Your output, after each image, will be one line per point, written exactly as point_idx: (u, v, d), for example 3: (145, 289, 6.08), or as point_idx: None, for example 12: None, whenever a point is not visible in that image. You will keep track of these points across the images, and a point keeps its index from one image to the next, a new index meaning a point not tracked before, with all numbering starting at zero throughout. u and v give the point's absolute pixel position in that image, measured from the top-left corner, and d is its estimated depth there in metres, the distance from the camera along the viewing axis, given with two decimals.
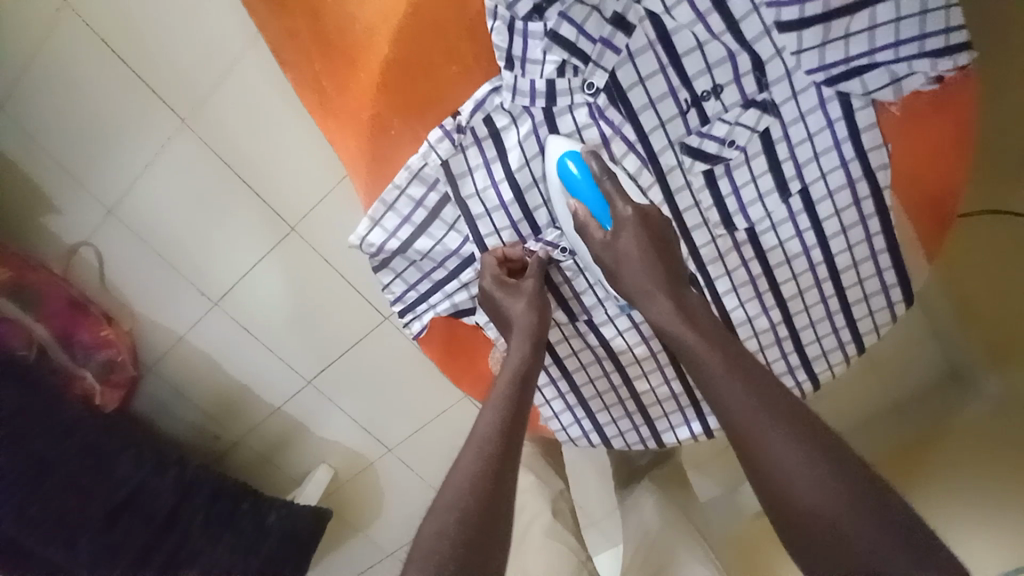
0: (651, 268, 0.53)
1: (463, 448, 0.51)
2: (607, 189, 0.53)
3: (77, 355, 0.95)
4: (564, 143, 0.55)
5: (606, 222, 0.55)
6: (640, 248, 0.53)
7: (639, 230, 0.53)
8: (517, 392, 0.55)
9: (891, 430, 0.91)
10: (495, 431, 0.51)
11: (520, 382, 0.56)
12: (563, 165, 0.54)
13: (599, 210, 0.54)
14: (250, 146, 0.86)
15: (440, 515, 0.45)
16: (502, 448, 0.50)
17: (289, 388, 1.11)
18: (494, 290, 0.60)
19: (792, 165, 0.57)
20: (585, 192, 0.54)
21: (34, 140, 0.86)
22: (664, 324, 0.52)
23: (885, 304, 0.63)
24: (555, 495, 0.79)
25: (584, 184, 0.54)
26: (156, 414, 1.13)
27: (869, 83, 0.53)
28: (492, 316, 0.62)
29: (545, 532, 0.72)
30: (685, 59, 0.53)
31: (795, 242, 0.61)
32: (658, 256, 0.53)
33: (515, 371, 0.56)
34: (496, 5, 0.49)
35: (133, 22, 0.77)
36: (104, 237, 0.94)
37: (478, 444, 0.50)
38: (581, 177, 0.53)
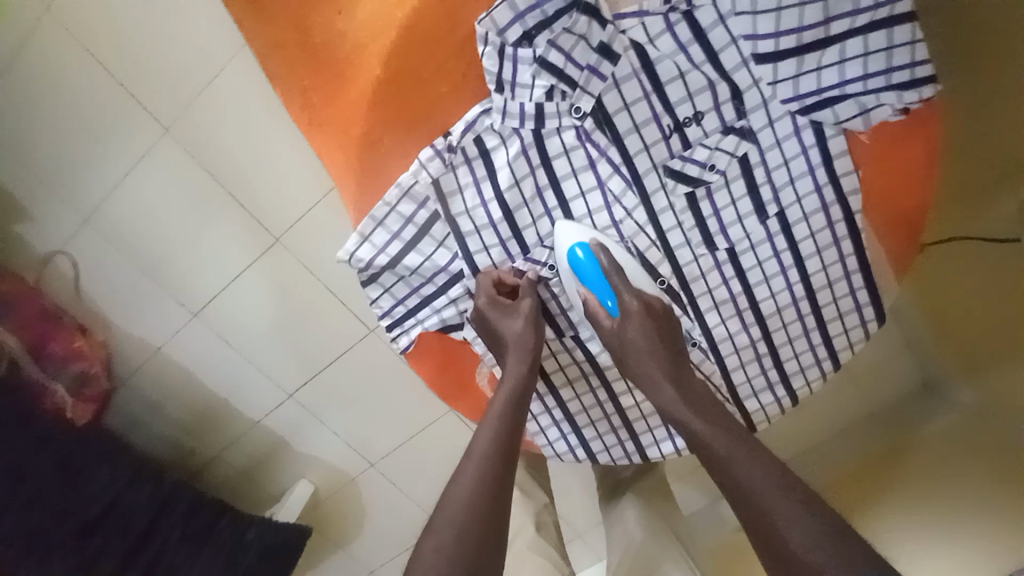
0: (654, 353, 0.56)
1: (459, 466, 0.52)
2: (614, 283, 0.57)
3: (48, 367, 0.92)
4: (574, 231, 0.59)
5: (612, 310, 0.59)
6: (647, 341, 0.56)
7: (644, 321, 0.57)
8: (514, 412, 0.56)
9: (862, 439, 0.94)
10: (493, 450, 0.53)
11: (515, 401, 0.57)
12: (571, 253, 0.59)
13: (605, 295, 0.58)
14: (237, 158, 0.85)
15: (440, 530, 0.47)
16: (501, 468, 0.52)
17: (271, 401, 1.09)
18: (488, 309, 0.60)
19: (769, 188, 0.60)
20: (593, 280, 0.58)
21: (16, 147, 0.85)
22: (666, 408, 0.55)
23: (859, 322, 0.66)
24: (539, 509, 0.79)
25: (591, 271, 0.58)
26: (131, 427, 1.10)
27: (840, 113, 0.56)
28: (485, 336, 0.63)
29: (528, 546, 0.73)
30: (668, 87, 0.55)
31: (773, 262, 0.63)
32: (660, 341, 0.57)
33: (511, 392, 0.58)
34: (487, 30, 0.51)
35: (120, 33, 0.77)
36: (79, 246, 0.92)
37: (476, 463, 0.52)
38: (587, 260, 0.58)
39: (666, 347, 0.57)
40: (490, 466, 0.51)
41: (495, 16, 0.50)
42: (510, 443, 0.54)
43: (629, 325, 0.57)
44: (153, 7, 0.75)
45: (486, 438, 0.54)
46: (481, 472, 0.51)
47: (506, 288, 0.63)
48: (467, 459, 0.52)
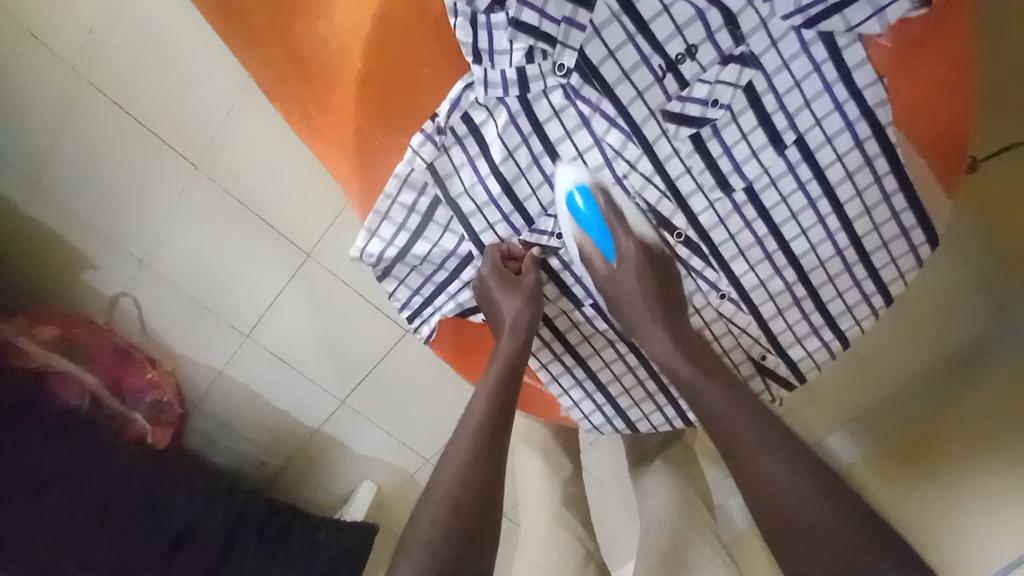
0: (650, 300, 0.59)
1: (455, 438, 0.54)
2: (613, 227, 0.59)
3: (128, 400, 1.02)
4: (573, 173, 0.57)
5: (609, 253, 0.60)
6: (639, 277, 0.59)
7: (641, 262, 0.59)
8: (507, 392, 0.56)
9: (932, 392, 0.87)
10: (485, 425, 0.54)
11: (509, 378, 0.57)
12: (570, 199, 0.58)
13: (603, 242, 0.60)
14: (258, 182, 0.89)
15: (437, 504, 0.49)
16: (493, 441, 0.53)
17: (325, 409, 1.14)
18: (491, 281, 0.60)
19: (783, 116, 0.55)
20: (591, 225, 0.59)
21: (66, 204, 0.92)
22: (660, 356, 0.57)
23: (908, 249, 0.60)
24: (565, 483, 0.82)
25: (590, 216, 0.58)
26: (207, 448, 1.21)
27: (851, 18, 0.50)
28: (483, 305, 0.63)
29: (555, 521, 0.77)
30: (653, 25, 0.52)
31: (798, 196, 0.58)
32: (656, 288, 0.59)
33: (503, 370, 0.57)
34: (457, 2, 0.51)
35: (135, 77, 0.81)
36: (139, 286, 1.00)
37: (469, 435, 0.53)
38: (587, 209, 0.58)
39: (665, 307, 0.59)
40: (484, 440, 0.52)
41: None
42: (503, 419, 0.55)
43: (624, 272, 0.59)
44: (158, 47, 0.78)
45: (479, 412, 0.55)
46: (473, 443, 0.52)
47: (511, 263, 0.63)
48: (460, 433, 0.54)
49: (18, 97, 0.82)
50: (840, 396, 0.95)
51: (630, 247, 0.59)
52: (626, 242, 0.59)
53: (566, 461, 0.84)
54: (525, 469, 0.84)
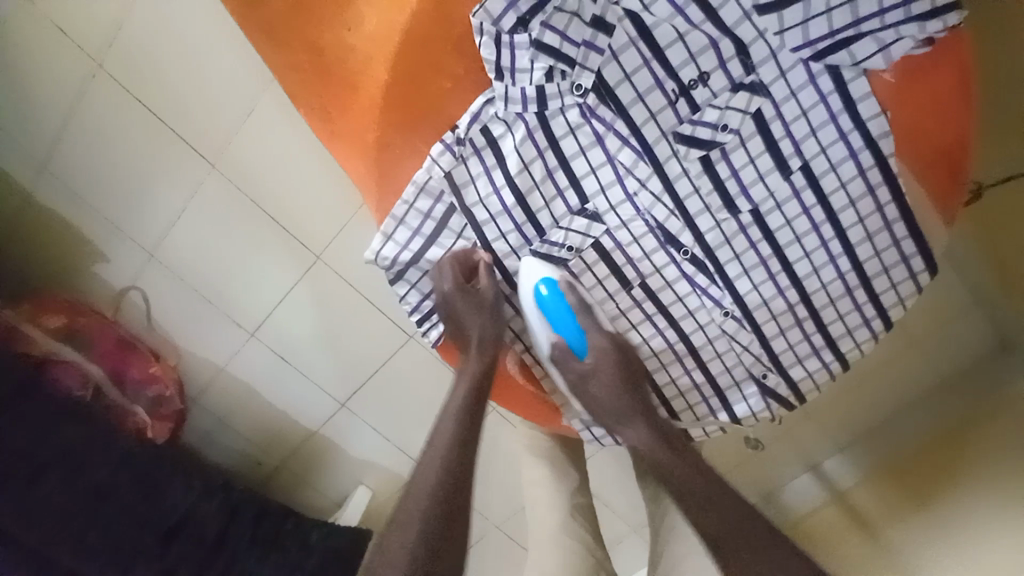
0: (620, 390, 0.64)
1: (425, 449, 0.59)
2: (580, 322, 0.63)
3: (129, 391, 1.03)
4: (540, 268, 0.62)
5: (581, 352, 0.64)
6: (611, 367, 0.64)
7: (610, 357, 0.64)
8: (474, 405, 0.61)
9: (930, 415, 0.90)
10: (451, 439, 0.58)
11: (476, 392, 0.62)
12: (536, 289, 0.62)
13: (573, 338, 0.63)
14: (273, 183, 0.92)
15: (412, 514, 0.53)
16: (458, 457, 0.57)
17: (324, 411, 1.15)
18: (453, 296, 0.63)
19: (789, 143, 0.57)
20: (559, 320, 0.62)
21: (83, 196, 0.94)
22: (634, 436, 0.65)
23: (907, 275, 0.62)
24: (573, 494, 0.84)
25: (558, 313, 0.62)
26: (203, 442, 1.20)
27: (858, 53, 0.53)
28: (443, 315, 0.66)
29: (561, 530, 0.79)
30: (668, 51, 0.54)
31: (803, 219, 0.60)
32: (622, 374, 0.64)
33: (469, 389, 0.62)
34: (482, 21, 0.52)
35: (164, 79, 0.84)
36: (148, 280, 1.01)
37: (438, 449, 0.58)
38: (553, 299, 0.61)
39: (634, 397, 0.65)
40: (449, 456, 0.57)
41: (488, 7, 0.52)
42: (469, 432, 0.59)
43: (599, 363, 0.64)
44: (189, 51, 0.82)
45: (448, 427, 0.59)
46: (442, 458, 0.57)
47: (472, 274, 0.66)
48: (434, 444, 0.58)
49: (45, 91, 0.85)
50: (838, 414, 0.95)
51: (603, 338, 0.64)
52: (599, 334, 0.64)
53: (570, 468, 0.86)
54: (529, 478, 0.86)
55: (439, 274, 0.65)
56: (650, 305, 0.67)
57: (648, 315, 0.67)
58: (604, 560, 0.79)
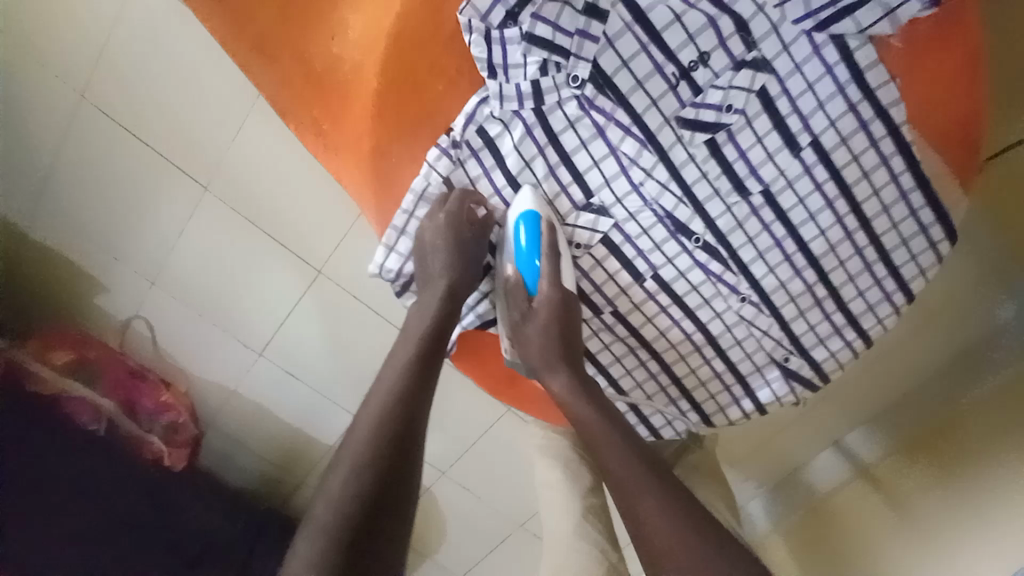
0: (557, 344, 0.61)
1: (365, 408, 0.55)
2: (544, 274, 0.60)
3: (143, 420, 1.02)
4: (529, 198, 0.59)
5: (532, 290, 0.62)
6: (550, 320, 0.61)
7: (551, 311, 0.61)
8: (425, 361, 0.59)
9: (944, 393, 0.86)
10: (392, 402, 0.55)
11: (430, 344, 0.60)
12: (517, 226, 0.59)
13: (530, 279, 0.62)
14: (269, 201, 0.90)
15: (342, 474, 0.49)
16: (403, 418, 0.54)
17: (338, 425, 1.14)
18: (433, 232, 0.60)
19: (797, 119, 0.55)
20: (525, 262, 0.61)
21: (78, 228, 0.93)
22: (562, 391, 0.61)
23: (927, 245, 0.60)
24: (585, 494, 0.81)
25: (525, 255, 0.60)
26: (220, 464, 1.20)
27: (862, 20, 0.51)
28: (417, 249, 0.63)
29: (576, 532, 0.77)
30: (666, 34, 0.52)
31: (816, 196, 0.59)
32: (560, 329, 0.61)
33: (420, 341, 0.60)
34: (470, 18, 0.50)
35: (145, 102, 0.81)
36: (151, 308, 1.00)
37: (371, 417, 0.53)
38: (527, 248, 0.59)
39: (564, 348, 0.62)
40: (392, 415, 0.54)
41: (475, 3, 0.50)
42: (417, 395, 0.56)
43: (539, 310, 0.61)
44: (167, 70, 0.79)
45: (395, 378, 0.57)
46: (376, 427, 0.52)
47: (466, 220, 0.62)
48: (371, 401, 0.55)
49: (32, 124, 0.84)
50: (857, 392, 0.96)
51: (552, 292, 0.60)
52: (548, 281, 0.60)
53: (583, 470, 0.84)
54: (544, 480, 0.84)
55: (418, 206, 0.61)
56: (664, 297, 0.65)
57: (663, 307, 0.66)
58: (617, 562, 0.74)
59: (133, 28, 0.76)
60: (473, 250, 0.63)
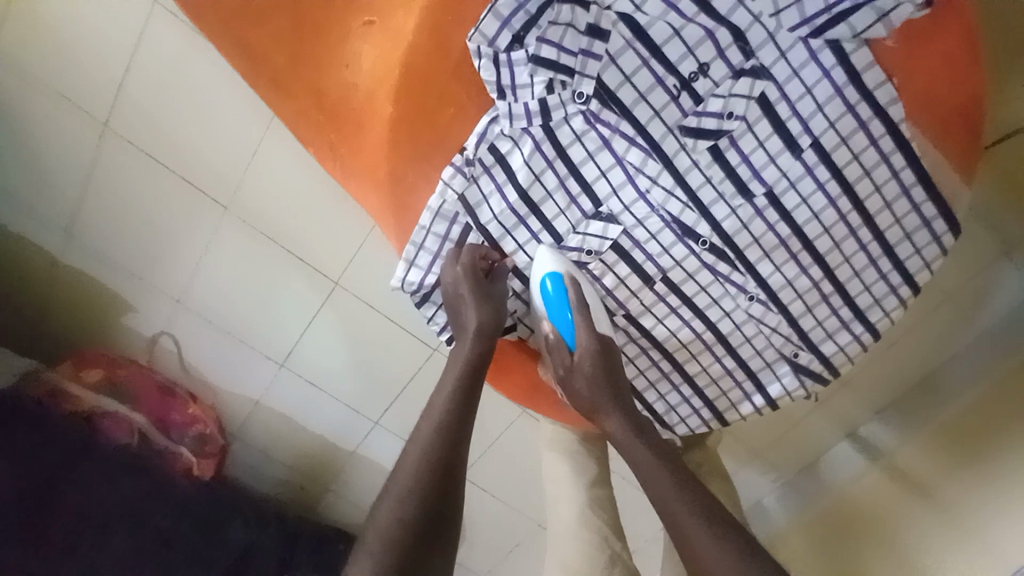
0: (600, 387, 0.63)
1: (408, 450, 0.59)
2: (576, 320, 0.63)
3: (173, 434, 1.08)
4: (552, 260, 0.63)
5: (571, 343, 0.64)
6: (593, 364, 0.63)
7: (594, 356, 0.63)
8: (467, 398, 0.63)
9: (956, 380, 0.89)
10: (432, 450, 0.58)
11: (469, 382, 0.64)
12: (542, 283, 0.64)
13: (566, 333, 0.64)
14: (283, 217, 0.93)
15: (385, 525, 0.53)
16: (443, 464, 0.57)
17: (360, 431, 1.18)
18: (459, 285, 0.64)
19: (797, 122, 0.57)
20: (558, 319, 0.64)
21: (106, 251, 0.97)
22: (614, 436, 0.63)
23: (930, 238, 0.61)
24: (592, 486, 0.83)
25: (557, 307, 0.63)
26: (246, 475, 1.25)
27: (857, 24, 0.53)
28: (448, 304, 0.67)
29: (579, 523, 0.80)
30: (666, 48, 0.55)
31: (819, 196, 0.60)
32: (604, 374, 0.64)
33: (459, 377, 0.64)
34: (479, 43, 0.53)
35: (168, 130, 0.85)
36: (177, 325, 1.05)
37: (414, 462, 0.57)
38: (555, 293, 0.63)
39: (611, 391, 0.64)
40: (432, 460, 0.57)
41: (483, 29, 0.53)
42: (455, 440, 0.59)
43: (581, 362, 0.63)
44: (189, 100, 0.82)
45: (437, 417, 0.61)
46: (417, 472, 0.56)
47: (485, 264, 0.66)
48: (407, 457, 0.58)
49: (57, 154, 0.87)
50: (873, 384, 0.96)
51: (590, 342, 0.63)
52: (584, 332, 0.63)
53: (591, 463, 0.86)
54: (551, 476, 0.86)
55: (452, 264, 0.66)
56: (674, 298, 0.67)
57: (673, 308, 0.68)
58: (622, 553, 0.78)
59: (154, 61, 0.79)
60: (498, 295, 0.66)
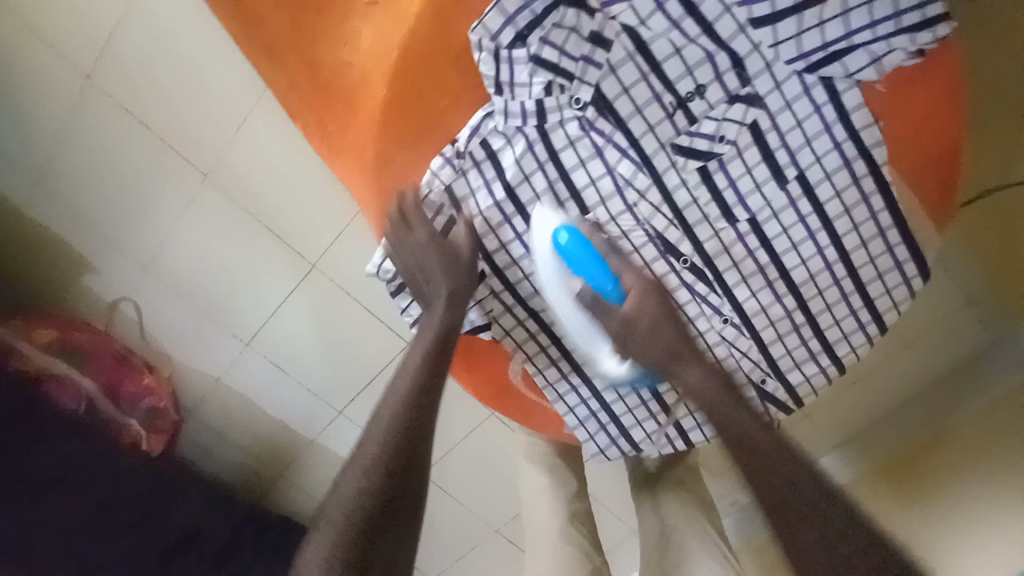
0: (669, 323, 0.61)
1: (376, 416, 0.57)
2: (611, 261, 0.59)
3: (123, 405, 1.03)
4: (554, 215, 0.59)
5: (614, 293, 0.60)
6: (651, 305, 0.60)
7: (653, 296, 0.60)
8: (433, 373, 0.58)
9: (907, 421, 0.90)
10: (397, 429, 0.54)
11: (438, 352, 0.59)
12: (556, 235, 0.59)
13: (600, 277, 0.59)
14: (265, 192, 0.90)
15: (338, 508, 0.51)
16: (409, 441, 0.54)
17: (322, 419, 1.15)
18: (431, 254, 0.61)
19: (785, 152, 0.58)
20: (585, 263, 0.58)
21: (72, 208, 0.93)
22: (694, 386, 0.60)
23: (901, 280, 0.63)
24: (571, 499, 0.82)
25: (579, 253, 0.58)
26: (201, 455, 1.20)
27: (850, 65, 0.54)
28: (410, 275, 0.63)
29: (558, 535, 0.79)
30: (666, 65, 0.55)
31: (799, 228, 0.61)
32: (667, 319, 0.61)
33: (428, 347, 0.60)
34: (480, 37, 0.53)
35: (153, 88, 0.82)
36: (140, 292, 1.01)
37: (376, 440, 0.54)
38: (572, 243, 0.58)
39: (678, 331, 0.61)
40: (399, 434, 0.54)
41: (486, 22, 0.52)
42: (424, 421, 0.56)
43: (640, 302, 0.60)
44: (180, 63, 0.79)
45: (403, 393, 0.57)
46: (383, 448, 0.53)
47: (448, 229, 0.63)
48: (369, 439, 0.54)
49: (32, 101, 0.83)
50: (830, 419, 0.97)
51: (639, 280, 0.60)
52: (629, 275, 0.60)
53: (569, 477, 0.84)
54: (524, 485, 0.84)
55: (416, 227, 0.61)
56: None
57: None
58: (603, 569, 0.77)
59: (148, 18, 0.76)
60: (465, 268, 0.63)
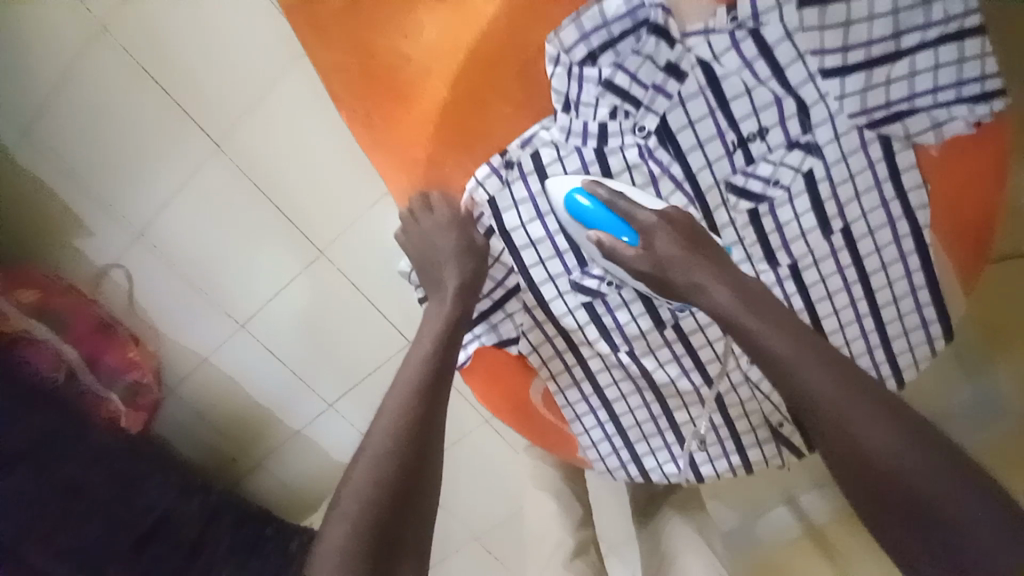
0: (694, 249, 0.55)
1: (381, 411, 0.58)
2: (623, 208, 0.55)
3: (104, 377, 0.98)
4: (568, 181, 0.57)
5: (632, 238, 0.56)
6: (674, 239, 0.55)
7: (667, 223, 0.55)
8: (435, 377, 0.59)
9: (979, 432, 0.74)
10: (398, 438, 0.55)
11: (446, 344, 0.61)
12: (571, 200, 0.56)
13: (621, 230, 0.56)
14: (284, 172, 0.86)
15: (337, 524, 0.52)
16: (420, 428, 0.56)
17: (312, 409, 1.11)
18: (445, 242, 0.62)
19: (834, 204, 0.59)
20: (603, 220, 0.56)
21: (74, 165, 0.88)
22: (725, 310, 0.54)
23: (924, 339, 0.64)
24: (578, 527, 0.79)
25: (597, 213, 0.56)
26: (175, 436, 1.14)
27: (911, 127, 0.55)
28: (422, 266, 0.64)
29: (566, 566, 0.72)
30: (733, 103, 0.55)
31: (837, 278, 0.62)
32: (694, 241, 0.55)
33: (437, 338, 0.61)
34: (556, 50, 0.53)
35: (180, 54, 0.78)
36: (134, 260, 0.96)
37: (376, 448, 0.55)
38: (590, 204, 0.56)
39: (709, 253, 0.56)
40: (408, 423, 0.56)
41: (563, 37, 0.52)
42: (427, 426, 0.56)
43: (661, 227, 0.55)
44: (211, 30, 0.76)
45: (404, 396, 0.58)
46: (393, 435, 0.55)
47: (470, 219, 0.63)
48: (364, 450, 0.55)
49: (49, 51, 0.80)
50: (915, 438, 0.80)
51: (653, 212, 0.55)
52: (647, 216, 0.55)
53: (576, 503, 0.83)
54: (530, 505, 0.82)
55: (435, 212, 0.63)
56: (679, 347, 0.68)
57: (677, 356, 0.69)
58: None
59: None
60: (476, 261, 0.63)
